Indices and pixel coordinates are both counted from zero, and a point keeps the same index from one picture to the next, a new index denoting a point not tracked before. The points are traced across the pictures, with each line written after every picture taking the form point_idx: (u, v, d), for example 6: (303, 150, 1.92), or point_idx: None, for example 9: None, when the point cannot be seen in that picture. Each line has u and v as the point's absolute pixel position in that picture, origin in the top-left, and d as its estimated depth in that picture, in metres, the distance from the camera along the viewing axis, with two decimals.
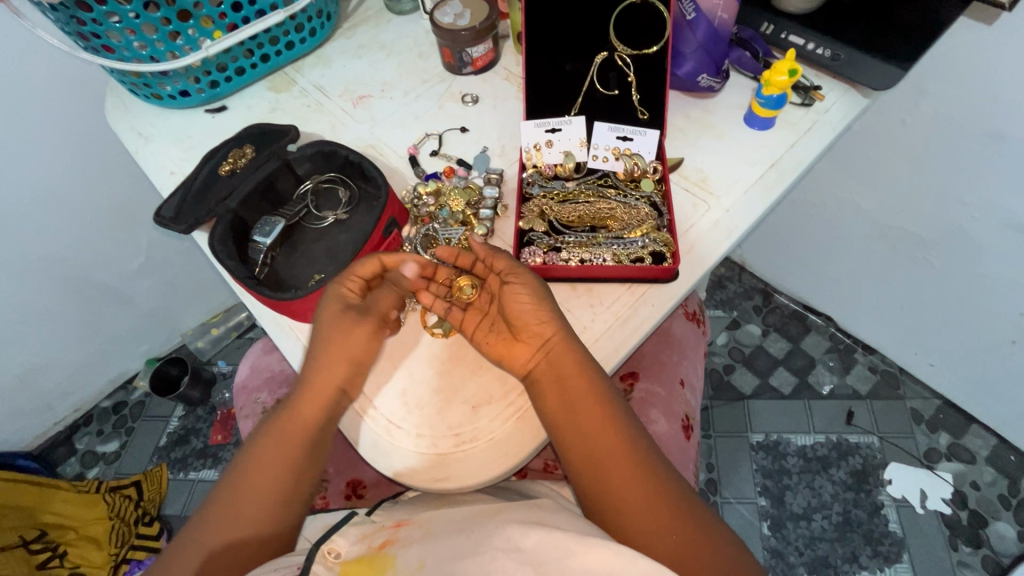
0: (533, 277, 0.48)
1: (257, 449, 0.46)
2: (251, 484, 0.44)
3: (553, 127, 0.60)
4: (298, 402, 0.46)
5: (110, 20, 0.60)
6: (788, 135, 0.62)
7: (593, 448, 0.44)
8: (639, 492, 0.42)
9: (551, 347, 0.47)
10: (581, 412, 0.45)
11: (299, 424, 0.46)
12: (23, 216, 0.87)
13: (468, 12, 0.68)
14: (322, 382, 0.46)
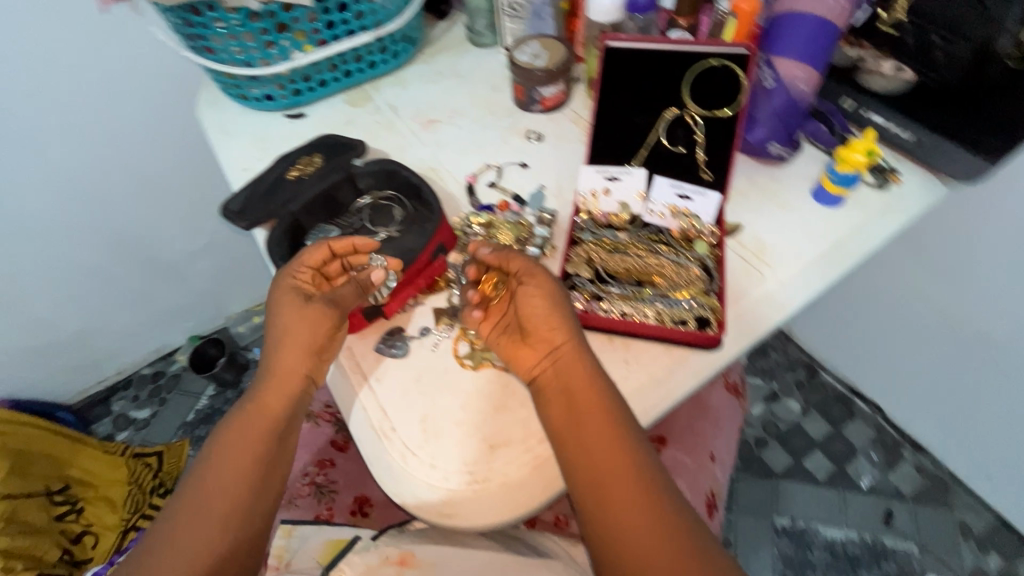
0: (550, 281, 0.50)
1: (224, 444, 0.48)
2: (221, 481, 0.47)
3: (612, 176, 0.60)
4: (259, 399, 0.50)
5: (216, 25, 0.65)
6: (856, 216, 0.60)
7: (592, 466, 0.44)
8: (637, 516, 0.43)
9: (556, 352, 0.48)
10: (585, 428, 0.45)
11: (259, 421, 0.49)
12: (107, 185, 0.94)
13: (546, 53, 0.70)
14: (284, 371, 0.50)
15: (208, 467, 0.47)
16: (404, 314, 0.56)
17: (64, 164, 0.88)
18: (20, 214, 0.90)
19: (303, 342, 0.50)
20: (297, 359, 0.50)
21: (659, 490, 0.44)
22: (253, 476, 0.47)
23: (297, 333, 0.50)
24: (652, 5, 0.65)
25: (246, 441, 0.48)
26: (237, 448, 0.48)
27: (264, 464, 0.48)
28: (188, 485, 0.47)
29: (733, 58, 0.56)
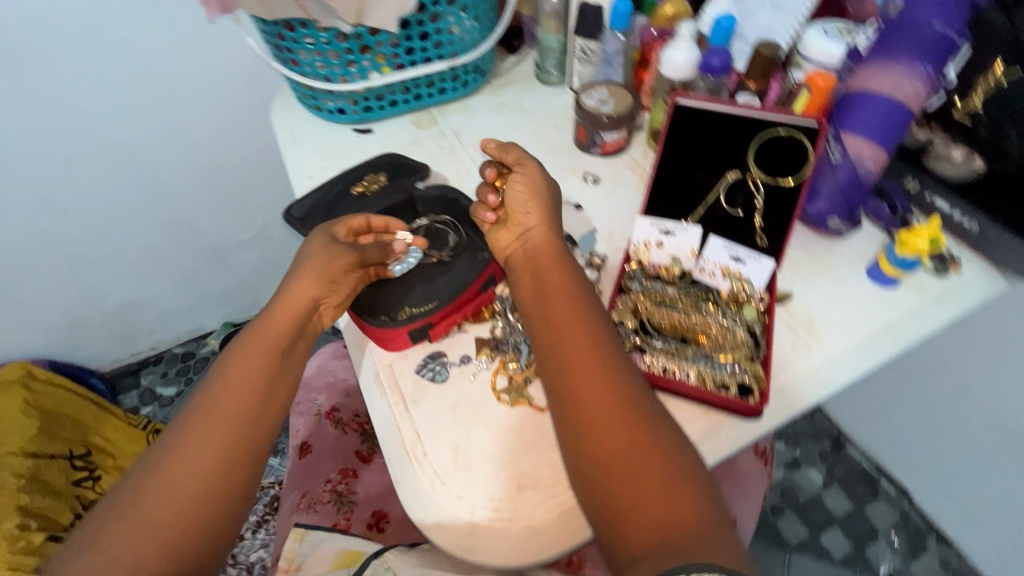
0: (535, 170, 0.58)
1: (235, 358, 0.50)
2: (231, 387, 0.48)
3: (667, 229, 0.60)
4: (259, 330, 0.51)
5: (305, 41, 0.68)
6: (911, 300, 0.59)
7: (571, 357, 0.47)
8: (610, 405, 0.44)
9: (546, 256, 0.54)
10: (566, 323, 0.49)
11: (249, 353, 0.50)
12: (175, 172, 1.00)
13: (612, 100, 0.71)
14: (297, 295, 0.53)
15: (219, 378, 0.49)
16: (448, 339, 0.57)
17: (141, 149, 0.94)
18: (93, 190, 0.96)
19: (317, 271, 0.53)
20: (309, 287, 0.53)
21: (620, 367, 0.47)
22: (254, 391, 0.49)
23: (312, 265, 0.53)
24: (726, 68, 0.64)
25: (236, 372, 0.49)
26: (226, 379, 0.49)
27: (247, 396, 0.48)
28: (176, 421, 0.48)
29: (800, 129, 0.57)
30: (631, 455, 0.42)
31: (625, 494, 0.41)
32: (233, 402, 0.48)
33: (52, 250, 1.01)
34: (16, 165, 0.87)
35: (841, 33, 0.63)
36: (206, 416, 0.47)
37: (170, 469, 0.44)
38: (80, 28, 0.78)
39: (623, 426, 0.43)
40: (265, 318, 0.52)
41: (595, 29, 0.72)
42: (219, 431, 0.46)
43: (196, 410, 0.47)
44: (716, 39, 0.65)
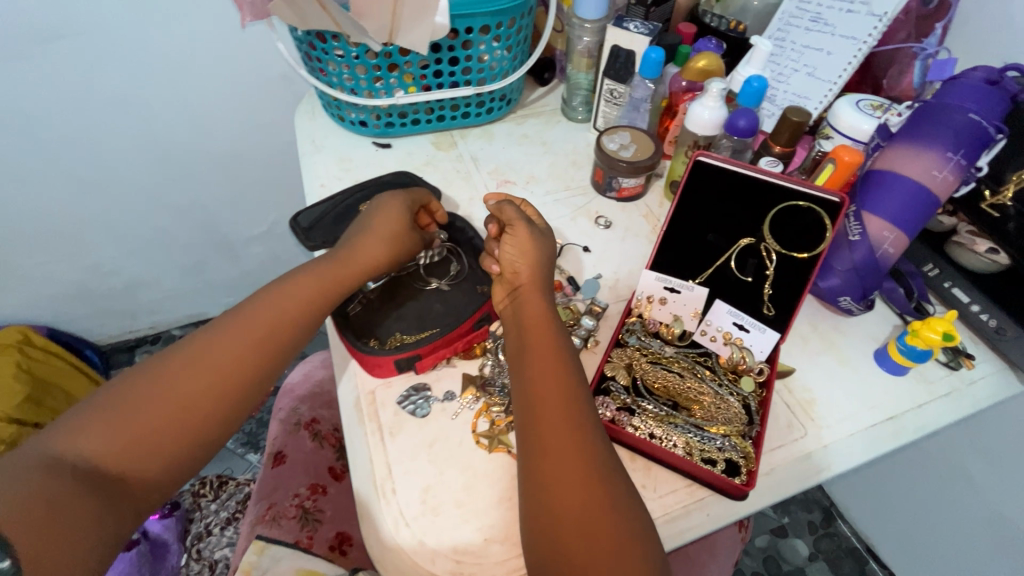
0: (529, 230, 0.55)
1: (276, 295, 0.51)
2: (257, 323, 0.49)
3: (673, 287, 0.59)
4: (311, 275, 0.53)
5: (335, 53, 0.68)
6: (918, 392, 0.56)
7: (538, 404, 0.46)
8: (573, 457, 0.42)
9: (526, 299, 0.52)
10: (538, 370, 0.47)
11: (282, 300, 0.51)
12: (196, 160, 1.01)
13: (634, 146, 0.71)
14: (367, 257, 0.56)
15: (251, 310, 0.50)
16: (434, 372, 0.56)
17: (165, 133, 0.95)
18: (114, 169, 0.97)
19: (388, 232, 0.57)
20: (375, 245, 0.56)
21: (597, 449, 0.43)
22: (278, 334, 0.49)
23: (385, 225, 0.57)
24: (752, 130, 0.62)
25: (268, 315, 0.49)
26: (253, 317, 0.49)
27: (272, 341, 0.49)
28: (189, 339, 0.48)
29: (821, 203, 0.53)
30: (595, 544, 0.39)
31: (577, 553, 0.39)
32: (257, 342, 0.48)
33: (65, 222, 1.01)
34: (42, 134, 0.88)
35: (876, 107, 0.63)
36: (226, 347, 0.47)
37: (177, 384, 0.44)
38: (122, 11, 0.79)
39: (589, 510, 0.40)
40: (308, 268, 0.54)
41: (624, 74, 0.71)
42: (234, 366, 0.46)
43: (217, 336, 0.47)
44: (746, 100, 0.64)
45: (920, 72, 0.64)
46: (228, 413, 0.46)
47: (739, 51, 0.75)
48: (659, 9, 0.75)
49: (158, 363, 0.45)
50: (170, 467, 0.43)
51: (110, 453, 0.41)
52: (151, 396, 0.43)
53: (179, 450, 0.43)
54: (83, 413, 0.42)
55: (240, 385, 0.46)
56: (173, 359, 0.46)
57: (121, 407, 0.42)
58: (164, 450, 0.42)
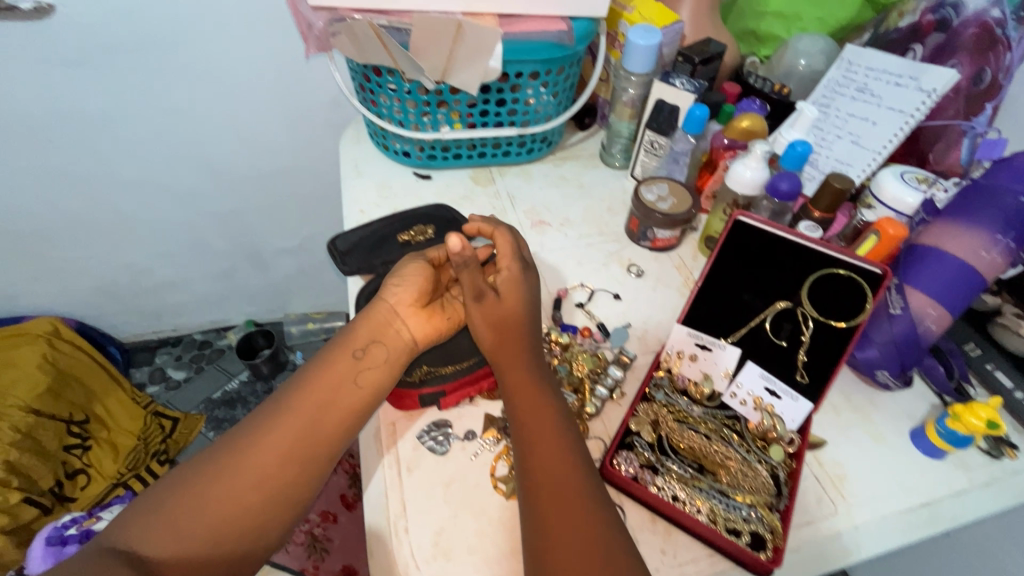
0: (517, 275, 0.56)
1: (323, 371, 0.48)
2: (304, 399, 0.46)
3: (705, 344, 0.58)
4: (341, 340, 0.50)
5: (388, 87, 0.71)
6: (956, 479, 0.54)
7: (537, 479, 0.44)
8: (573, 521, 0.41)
9: (504, 367, 0.51)
10: (537, 444, 0.46)
11: (333, 371, 0.48)
12: (237, 172, 1.04)
13: (671, 198, 0.71)
14: (379, 304, 0.52)
15: (298, 389, 0.47)
16: (456, 409, 0.56)
17: (212, 145, 0.98)
18: (162, 175, 1.00)
19: (410, 271, 0.54)
20: (405, 292, 0.53)
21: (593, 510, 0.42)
22: (333, 414, 0.46)
23: (411, 274, 0.54)
24: (793, 195, 0.62)
25: (324, 394, 0.47)
26: (303, 397, 0.46)
27: (332, 416, 0.46)
28: (239, 432, 0.45)
29: (862, 273, 0.52)
30: None
31: None
32: (317, 418, 0.46)
33: (109, 220, 1.05)
34: (101, 138, 0.92)
35: (920, 181, 0.62)
36: (286, 426, 0.45)
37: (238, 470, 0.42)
38: (186, 26, 0.81)
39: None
40: (349, 333, 0.51)
41: (667, 127, 0.71)
42: (295, 444, 0.44)
43: (274, 414, 0.46)
44: (789, 163, 0.64)
45: (969, 149, 0.64)
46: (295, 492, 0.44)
47: (783, 113, 0.76)
48: (706, 67, 0.76)
49: (220, 450, 0.44)
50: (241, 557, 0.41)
51: (178, 548, 0.39)
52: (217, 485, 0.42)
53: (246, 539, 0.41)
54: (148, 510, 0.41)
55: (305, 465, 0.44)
56: (235, 443, 0.44)
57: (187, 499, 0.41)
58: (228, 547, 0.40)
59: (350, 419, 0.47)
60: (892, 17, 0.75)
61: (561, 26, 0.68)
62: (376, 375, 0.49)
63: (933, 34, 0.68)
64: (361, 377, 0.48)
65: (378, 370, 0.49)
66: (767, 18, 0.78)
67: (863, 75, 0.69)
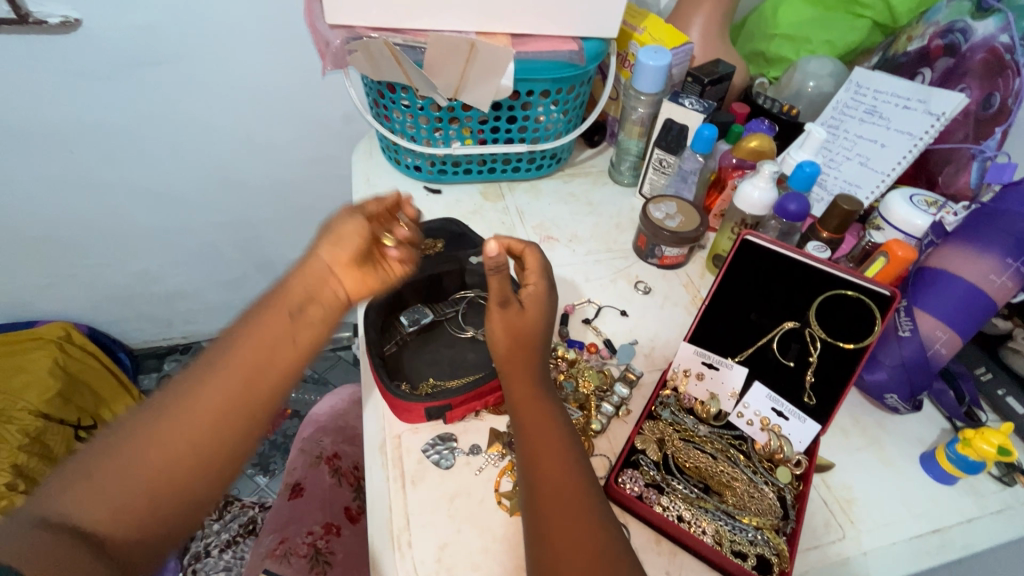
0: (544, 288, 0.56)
1: (257, 325, 0.44)
2: (238, 353, 0.42)
3: (711, 362, 0.58)
4: (271, 298, 0.45)
5: (402, 103, 0.72)
6: (966, 506, 0.53)
7: (542, 488, 0.44)
8: (578, 531, 0.42)
9: (512, 380, 0.52)
10: (542, 455, 0.47)
11: (257, 331, 0.43)
12: (251, 183, 1.05)
13: (679, 216, 0.71)
14: (315, 260, 0.47)
15: (232, 343, 0.43)
16: (461, 424, 0.56)
17: (227, 156, 0.99)
18: (177, 184, 1.02)
19: (348, 228, 0.48)
20: (340, 246, 0.48)
21: (598, 520, 0.42)
22: (272, 369, 0.43)
23: (345, 225, 0.48)
24: (802, 215, 0.62)
25: (259, 347, 0.43)
26: (237, 351, 0.42)
27: (258, 378, 0.42)
28: (176, 385, 0.41)
29: (871, 294, 0.52)
30: None
31: None
32: (241, 382, 0.41)
33: (124, 227, 1.07)
34: (119, 148, 0.94)
35: (930, 204, 0.62)
36: (204, 392, 0.40)
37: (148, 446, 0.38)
38: (206, 41, 0.83)
39: None
40: (278, 289, 0.46)
41: (676, 146, 0.72)
42: (233, 399, 0.41)
43: (189, 381, 0.41)
44: (798, 184, 0.65)
45: (978, 173, 0.64)
46: (239, 448, 0.41)
47: (792, 133, 0.76)
48: (715, 88, 0.77)
49: (155, 404, 0.40)
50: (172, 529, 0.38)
51: (113, 509, 0.36)
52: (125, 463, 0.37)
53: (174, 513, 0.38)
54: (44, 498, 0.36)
55: (247, 419, 0.41)
56: (143, 418, 0.39)
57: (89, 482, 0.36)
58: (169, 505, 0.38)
59: (290, 373, 0.44)
60: (900, 41, 0.75)
61: (572, 46, 0.70)
62: (315, 331, 0.45)
63: (942, 58, 0.69)
64: (298, 329, 0.45)
65: (310, 327, 0.45)
66: (776, 41, 0.82)
67: (871, 98, 0.69)
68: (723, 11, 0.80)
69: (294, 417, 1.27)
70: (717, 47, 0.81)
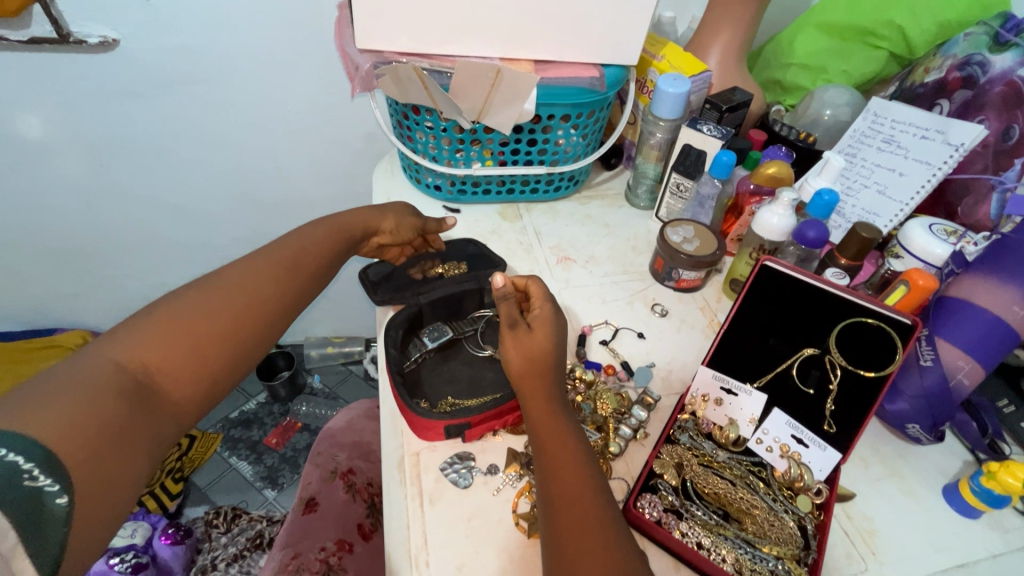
0: (553, 312, 0.57)
1: (295, 236, 0.60)
2: (275, 255, 0.57)
3: (730, 388, 0.58)
4: (334, 218, 0.65)
5: (425, 125, 0.73)
6: (991, 541, 0.52)
7: (562, 505, 0.44)
8: (598, 550, 0.41)
9: (529, 399, 0.52)
10: (561, 472, 0.47)
11: (282, 253, 0.58)
12: (272, 199, 1.07)
13: (697, 240, 0.72)
14: (384, 216, 0.68)
15: (268, 247, 0.58)
16: (479, 442, 0.56)
17: (251, 173, 1.02)
18: (200, 199, 1.04)
19: (406, 219, 0.69)
20: (383, 223, 0.68)
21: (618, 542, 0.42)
22: (301, 267, 0.58)
23: (398, 212, 0.69)
24: (821, 242, 0.63)
25: (298, 249, 0.59)
26: (282, 251, 0.58)
27: (281, 290, 0.55)
28: (217, 274, 0.54)
29: (891, 323, 0.50)
30: None
31: None
32: (269, 293, 0.54)
33: (147, 240, 1.09)
34: (147, 163, 0.96)
35: (949, 233, 0.62)
36: (238, 292, 0.52)
37: (188, 327, 0.49)
38: (236, 62, 0.86)
39: None
40: (305, 232, 0.61)
41: (694, 170, 0.73)
42: (267, 286, 0.55)
43: (216, 282, 0.53)
44: (817, 212, 0.65)
45: (998, 204, 0.64)
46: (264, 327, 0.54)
47: (809, 160, 0.77)
48: (732, 114, 0.78)
49: (201, 286, 0.52)
50: (193, 400, 0.48)
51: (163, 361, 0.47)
52: (165, 338, 0.47)
53: (199, 385, 0.48)
54: (86, 355, 0.44)
55: (275, 303, 0.55)
56: (173, 305, 0.50)
57: (133, 347, 0.46)
58: (208, 362, 0.49)
59: (315, 273, 0.59)
60: (918, 72, 0.76)
61: (593, 72, 0.71)
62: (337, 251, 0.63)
63: (960, 89, 0.69)
64: (332, 247, 0.62)
65: (329, 257, 0.62)
66: (793, 70, 0.84)
67: (890, 127, 0.70)
68: (741, 40, 0.81)
69: (304, 431, 1.27)
70: (735, 75, 0.83)
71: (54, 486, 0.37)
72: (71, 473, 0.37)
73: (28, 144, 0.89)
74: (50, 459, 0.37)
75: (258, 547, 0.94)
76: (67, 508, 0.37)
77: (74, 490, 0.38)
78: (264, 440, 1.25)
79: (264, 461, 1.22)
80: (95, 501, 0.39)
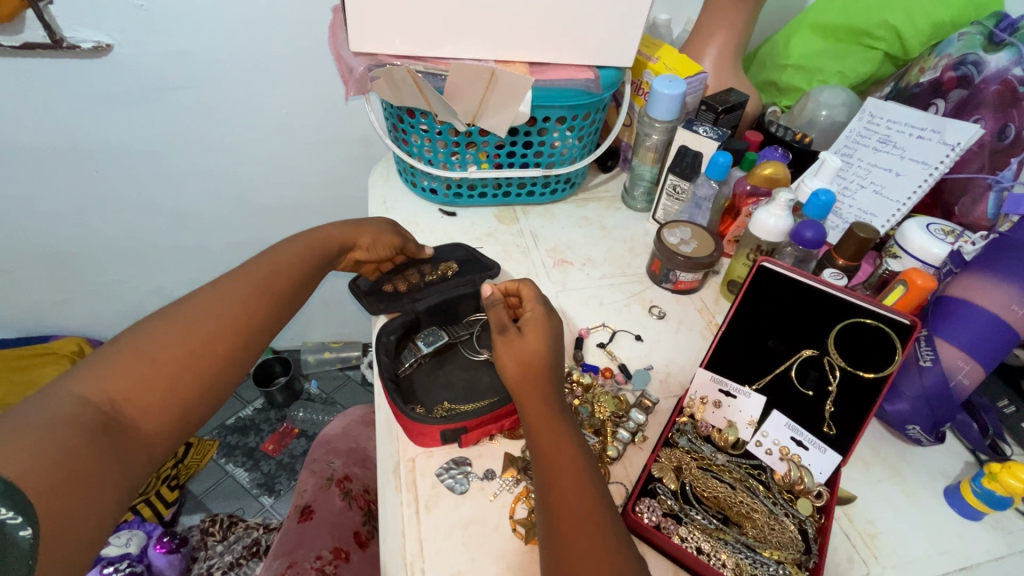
0: (546, 316, 0.56)
1: (270, 256, 0.59)
2: (247, 274, 0.56)
3: (728, 390, 0.57)
4: (314, 234, 0.63)
5: (420, 128, 0.73)
6: (994, 543, 0.52)
7: (559, 510, 0.44)
8: (596, 555, 0.41)
9: (526, 403, 0.51)
10: (558, 477, 0.46)
11: (256, 272, 0.56)
12: (266, 204, 1.07)
13: (694, 242, 0.71)
14: (363, 231, 0.66)
15: (242, 269, 0.57)
16: (476, 447, 0.55)
17: (245, 178, 1.01)
18: (196, 204, 1.04)
19: (385, 238, 0.67)
20: (361, 237, 0.66)
21: (615, 548, 0.41)
22: (274, 285, 0.56)
23: (378, 228, 0.67)
24: (818, 243, 0.62)
25: (271, 267, 0.57)
26: (250, 271, 0.56)
27: (250, 312, 0.54)
28: (189, 298, 0.53)
29: (891, 323, 0.50)
30: None
31: None
32: (237, 316, 0.53)
33: (141, 246, 1.09)
34: (141, 168, 0.96)
35: (946, 232, 0.62)
36: (204, 318, 0.51)
37: (154, 355, 0.48)
38: (229, 66, 0.86)
39: None
40: (276, 254, 0.59)
41: (690, 172, 0.72)
42: (238, 308, 0.53)
43: (184, 307, 0.51)
44: (813, 212, 0.65)
45: (995, 204, 0.64)
46: (238, 350, 0.52)
47: (805, 161, 0.77)
48: (728, 115, 0.77)
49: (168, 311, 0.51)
50: (163, 431, 0.47)
51: (133, 389, 0.46)
52: (129, 369, 0.46)
53: (168, 414, 0.47)
54: (53, 389, 0.44)
55: (246, 323, 0.53)
56: (145, 332, 0.49)
57: (96, 381, 0.45)
58: (181, 386, 0.48)
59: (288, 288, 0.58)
60: (913, 72, 0.76)
61: (588, 74, 0.71)
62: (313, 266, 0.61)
63: (955, 89, 0.69)
64: (310, 265, 0.61)
65: (307, 275, 0.60)
66: (788, 71, 0.84)
67: (885, 126, 0.69)
68: (736, 42, 0.81)
69: (301, 437, 1.27)
70: (730, 76, 0.83)
71: (17, 518, 0.36)
72: (33, 506, 0.37)
73: (21, 151, 0.89)
74: (10, 493, 0.37)
75: (254, 555, 0.94)
76: (32, 539, 0.37)
77: (39, 521, 0.37)
78: (261, 446, 1.24)
79: (261, 467, 1.22)
80: (64, 535, 0.38)
